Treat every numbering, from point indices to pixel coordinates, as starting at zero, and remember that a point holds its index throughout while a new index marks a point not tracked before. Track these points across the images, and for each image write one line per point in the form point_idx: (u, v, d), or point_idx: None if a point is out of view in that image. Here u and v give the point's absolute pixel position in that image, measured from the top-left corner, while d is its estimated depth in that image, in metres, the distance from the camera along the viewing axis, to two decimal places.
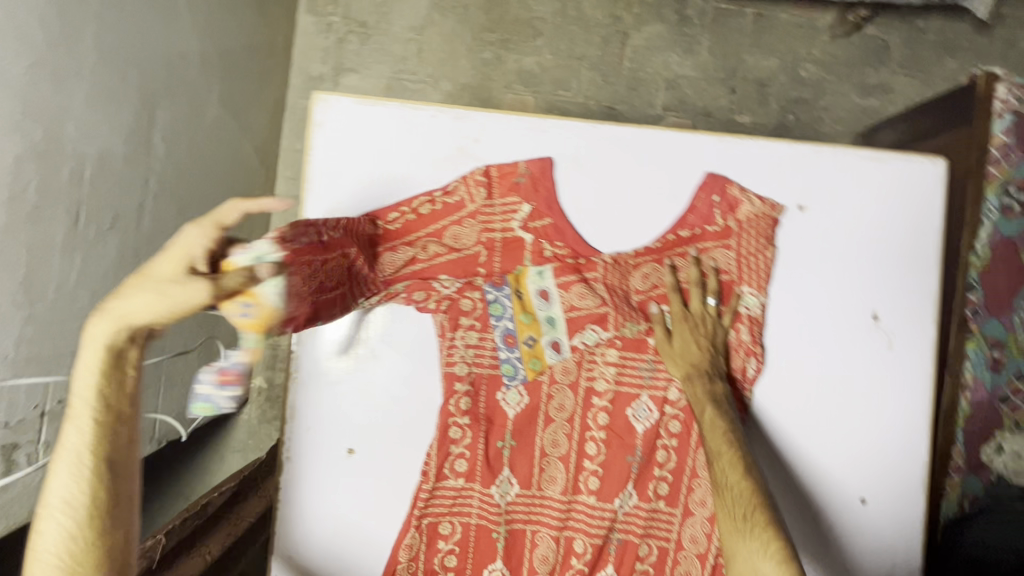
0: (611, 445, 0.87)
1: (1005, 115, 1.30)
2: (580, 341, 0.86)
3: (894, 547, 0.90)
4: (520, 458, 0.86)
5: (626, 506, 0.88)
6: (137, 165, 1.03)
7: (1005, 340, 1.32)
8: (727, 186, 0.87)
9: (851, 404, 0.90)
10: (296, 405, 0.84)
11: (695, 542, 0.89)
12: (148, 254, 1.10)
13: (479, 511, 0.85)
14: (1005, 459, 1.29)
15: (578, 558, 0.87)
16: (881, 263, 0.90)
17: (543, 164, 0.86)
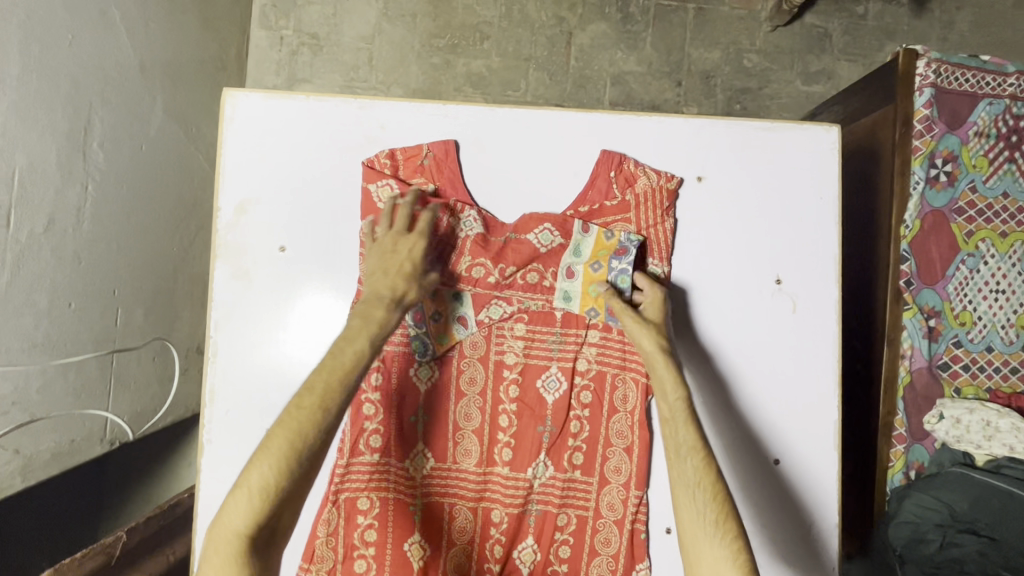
0: (522, 416, 0.94)
1: (925, 89, 1.34)
2: (486, 315, 0.92)
3: (809, 507, 0.92)
4: (435, 431, 0.94)
5: (542, 477, 0.94)
6: (72, 171, 1.08)
7: (941, 308, 1.35)
8: (622, 162, 0.92)
9: (758, 366, 0.92)
10: (213, 387, 0.88)
11: (612, 508, 0.94)
12: (91, 258, 1.15)
13: (395, 485, 0.92)
14: (946, 426, 1.28)
15: (496, 527, 0.94)
16: (784, 229, 0.93)
17: (445, 147, 0.90)
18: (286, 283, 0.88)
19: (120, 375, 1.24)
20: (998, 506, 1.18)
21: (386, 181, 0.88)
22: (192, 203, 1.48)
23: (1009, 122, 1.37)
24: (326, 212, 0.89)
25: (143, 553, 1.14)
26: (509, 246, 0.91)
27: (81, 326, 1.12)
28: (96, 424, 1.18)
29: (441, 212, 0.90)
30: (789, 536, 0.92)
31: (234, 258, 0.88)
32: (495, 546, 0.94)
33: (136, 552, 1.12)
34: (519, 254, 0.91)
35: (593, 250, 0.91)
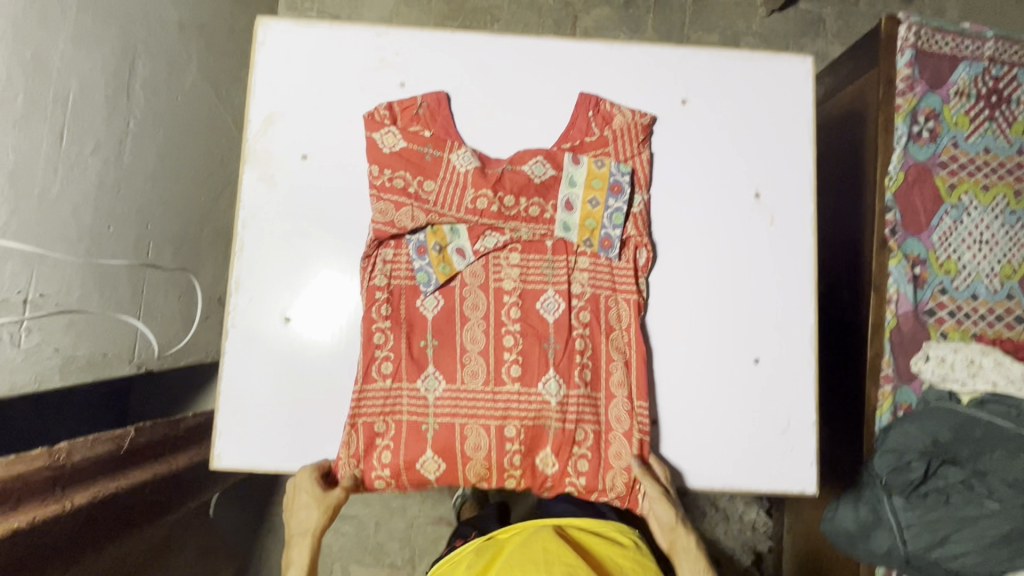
0: (526, 336, 0.98)
1: (906, 51, 1.42)
2: (482, 245, 0.99)
3: (789, 395, 0.97)
4: (442, 353, 0.98)
5: (556, 394, 0.96)
6: (117, 106, 1.19)
7: (926, 256, 1.40)
8: (599, 102, 1.01)
9: (745, 285, 0.99)
10: (238, 279, 0.96)
11: (619, 421, 0.97)
12: (129, 189, 1.25)
13: (410, 407, 0.96)
14: (932, 366, 1.33)
15: (511, 441, 0.95)
16: (762, 147, 1.01)
17: (438, 97, 1.00)
18: (304, 187, 0.97)
19: (150, 303, 1.34)
20: (980, 434, 1.24)
21: (388, 128, 0.97)
22: (218, 162, 1.60)
23: (988, 83, 1.44)
24: (340, 131, 0.99)
25: (140, 456, 1.21)
26: (506, 176, 0.98)
27: (118, 246, 1.22)
28: (126, 345, 1.27)
29: (440, 151, 0.98)
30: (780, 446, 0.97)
31: (261, 163, 0.97)
32: (513, 457, 0.96)
33: (139, 452, 1.20)
34: (516, 182, 0.98)
35: (588, 180, 0.98)
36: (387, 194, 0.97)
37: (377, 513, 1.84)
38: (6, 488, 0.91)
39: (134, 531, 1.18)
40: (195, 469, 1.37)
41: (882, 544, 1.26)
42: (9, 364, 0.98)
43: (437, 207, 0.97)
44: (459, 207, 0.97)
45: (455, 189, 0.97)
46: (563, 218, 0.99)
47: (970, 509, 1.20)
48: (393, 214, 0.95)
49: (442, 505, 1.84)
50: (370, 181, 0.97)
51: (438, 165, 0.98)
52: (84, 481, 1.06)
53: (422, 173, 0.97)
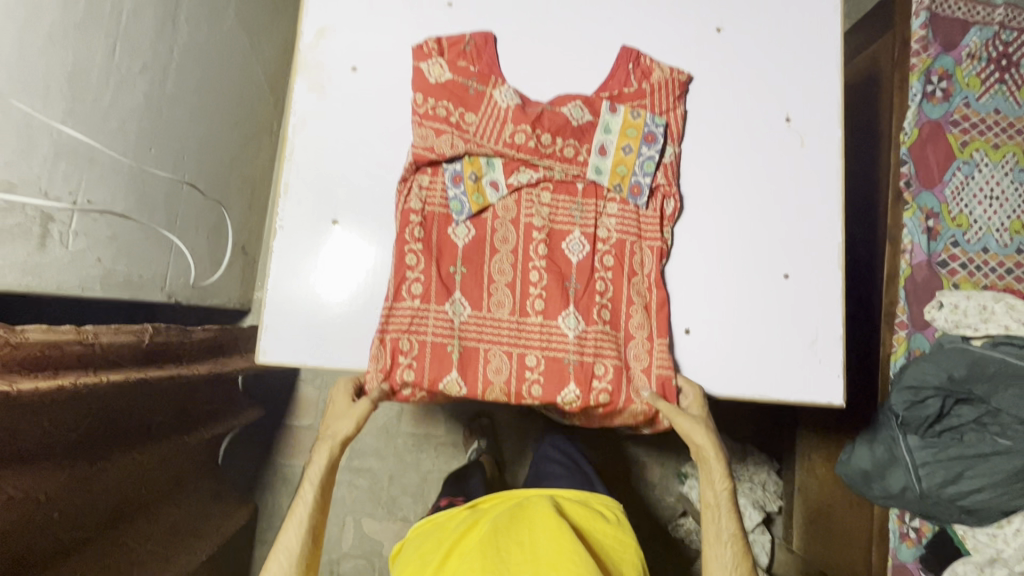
0: (551, 273, 1.00)
1: (920, 13, 1.47)
2: (516, 180, 1.01)
3: (816, 311, 1.01)
4: (470, 282, 1.00)
5: (574, 329, 0.98)
6: (163, 33, 1.22)
7: (939, 210, 1.45)
8: (639, 56, 1.04)
9: (766, 224, 1.03)
10: (287, 181, 0.99)
11: (638, 359, 1.00)
12: (170, 116, 1.28)
13: (434, 330, 0.96)
14: (945, 314, 1.36)
15: (532, 370, 0.97)
16: (793, 76, 1.05)
17: (485, 37, 1.03)
18: (354, 99, 1.01)
19: (182, 234, 1.37)
20: (994, 371, 1.25)
21: (436, 59, 0.99)
22: (247, 109, 1.63)
23: (998, 48, 1.50)
24: (387, 45, 1.02)
25: (157, 357, 1.19)
26: (545, 115, 0.99)
27: (159, 171, 1.25)
28: (159, 271, 1.30)
29: (483, 86, 1.00)
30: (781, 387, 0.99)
31: (312, 74, 1.01)
32: (533, 386, 0.97)
33: (158, 352, 1.18)
34: (554, 122, 0.99)
35: (623, 129, 1.01)
36: (429, 121, 0.98)
37: (391, 468, 1.84)
38: (41, 355, 0.91)
39: (154, 438, 1.21)
40: (207, 382, 1.39)
41: (898, 481, 1.29)
42: (57, 263, 1.00)
43: (476, 137, 0.99)
44: (498, 139, 0.99)
45: (494, 123, 0.99)
46: (594, 159, 1.02)
47: (982, 446, 1.24)
48: (434, 140, 0.98)
49: (457, 461, 1.84)
50: (414, 108, 0.99)
51: (480, 100, 1.00)
52: (113, 367, 1.06)
53: (463, 105, 0.99)
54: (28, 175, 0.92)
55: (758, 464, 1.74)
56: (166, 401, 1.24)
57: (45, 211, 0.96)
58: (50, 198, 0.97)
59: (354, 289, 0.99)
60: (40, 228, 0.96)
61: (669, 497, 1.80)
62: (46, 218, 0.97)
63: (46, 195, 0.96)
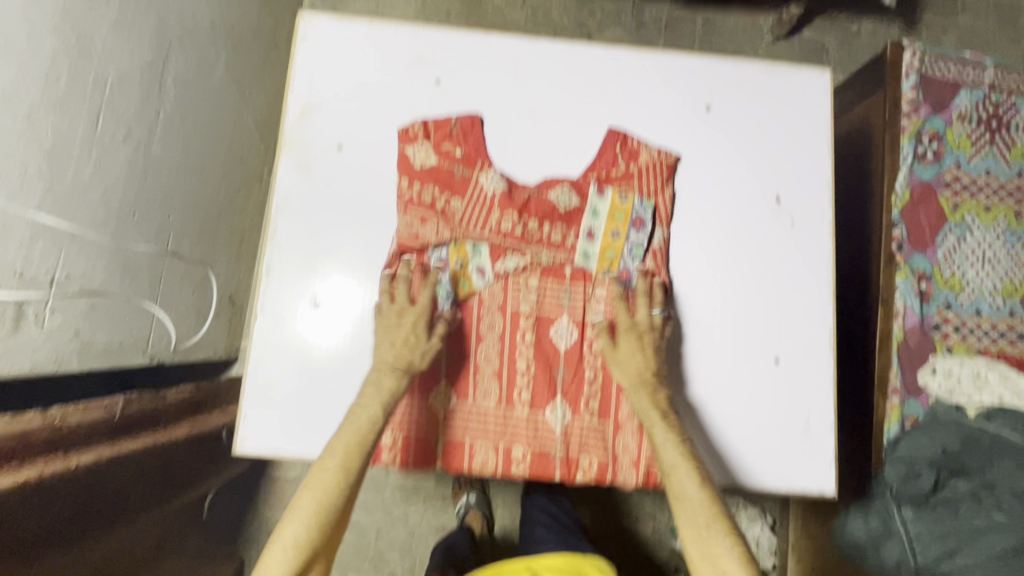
0: (538, 362, 1.03)
1: (910, 75, 1.48)
2: (502, 266, 1.02)
3: (808, 394, 1.00)
4: (455, 371, 1.02)
5: (562, 421, 1.02)
6: (150, 98, 1.21)
7: (931, 272, 1.44)
8: (626, 137, 1.04)
9: (760, 312, 1.01)
10: (271, 263, 0.97)
11: (626, 450, 1.03)
12: (156, 179, 1.26)
13: (419, 421, 1.01)
14: (939, 380, 1.38)
15: (518, 462, 1.01)
16: (779, 156, 1.05)
17: (472, 119, 1.02)
18: (338, 179, 0.99)
19: (167, 297, 1.35)
20: (988, 444, 1.25)
21: (422, 144, 1.00)
22: (236, 161, 1.62)
23: (988, 109, 1.50)
24: (372, 123, 1.01)
25: (132, 428, 1.16)
26: (532, 202, 1.01)
27: (142, 237, 1.23)
28: (141, 335, 1.27)
29: (469, 171, 1.01)
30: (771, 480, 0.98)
31: (298, 151, 0.99)
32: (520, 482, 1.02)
33: (130, 423, 1.15)
34: (541, 209, 1.01)
35: (611, 213, 1.02)
36: (414, 208, 0.98)
37: (379, 521, 1.81)
38: (13, 446, 0.87)
39: (133, 517, 1.18)
40: (188, 445, 1.35)
41: (892, 554, 1.22)
42: (31, 344, 0.97)
43: (462, 224, 1.00)
44: (483, 227, 1.00)
45: (480, 210, 1.00)
46: (581, 244, 1.02)
47: (977, 520, 1.15)
48: (418, 228, 0.98)
49: (446, 514, 1.81)
50: (399, 194, 0.99)
51: (466, 185, 1.01)
52: (85, 448, 1.03)
53: (449, 192, 1.00)
54: (4, 260, 0.89)
55: (752, 517, 1.74)
56: (146, 477, 1.20)
57: (20, 293, 0.94)
58: (25, 279, 0.94)
59: (335, 377, 0.96)
60: (15, 312, 0.93)
61: (662, 553, 1.77)
62: (22, 300, 0.94)
63: (21, 277, 0.94)
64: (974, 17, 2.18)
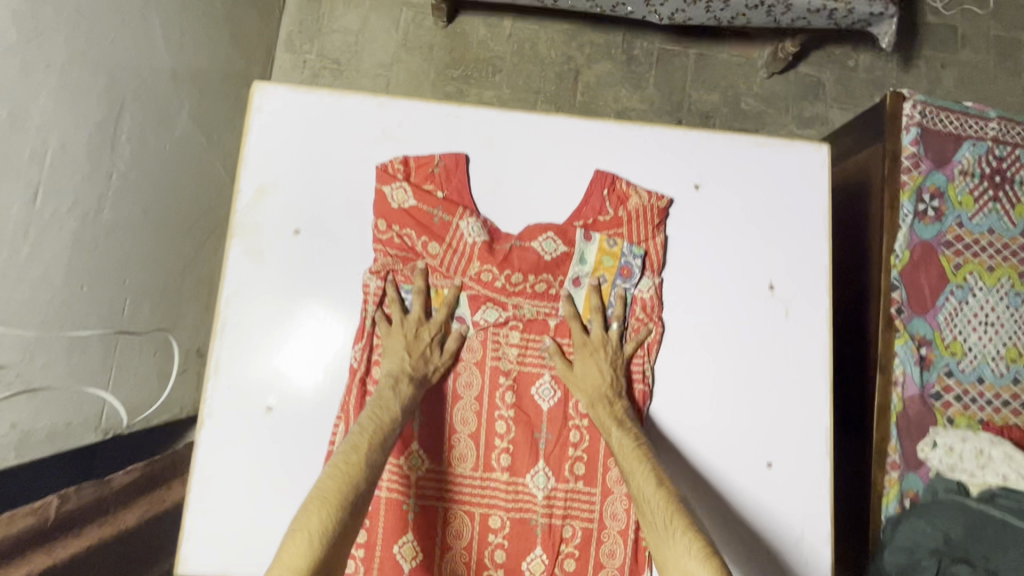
0: (518, 425, 1.05)
1: (911, 129, 1.41)
2: (482, 318, 1.04)
3: (797, 496, 1.01)
4: (427, 435, 1.05)
5: (543, 487, 1.04)
6: (100, 161, 1.13)
7: (931, 337, 1.37)
8: (615, 181, 1.05)
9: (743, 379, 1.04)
10: (219, 362, 0.97)
11: (615, 518, 1.04)
12: (108, 245, 1.19)
13: (390, 486, 1.04)
14: (939, 454, 1.30)
15: (496, 533, 1.05)
16: (773, 222, 1.06)
17: (457, 159, 1.04)
18: (298, 270, 1.00)
19: (124, 366, 1.26)
20: (992, 534, 1.18)
21: (401, 185, 1.02)
22: (205, 210, 1.52)
23: (992, 163, 1.43)
24: (339, 205, 1.02)
25: (73, 525, 1.12)
26: (513, 254, 1.03)
27: (92, 309, 1.15)
28: (94, 411, 1.18)
29: (450, 216, 1.03)
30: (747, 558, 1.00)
31: (250, 238, 1.00)
32: (496, 550, 1.05)
33: (69, 520, 1.11)
34: (525, 260, 1.03)
35: (599, 258, 1.05)
36: (391, 248, 1.01)
37: None
38: None
39: None
40: (151, 521, 1.31)
41: None
42: None
43: (443, 268, 1.03)
44: (463, 274, 1.03)
45: (460, 258, 1.03)
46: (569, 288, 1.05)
47: None
48: (398, 267, 1.02)
49: None
50: (376, 235, 1.01)
51: (446, 229, 1.03)
52: (13, 564, 0.99)
53: (428, 235, 1.03)
54: None
55: None
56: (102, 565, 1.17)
57: None
58: None
59: (287, 481, 0.95)
60: None
61: None
62: None
63: None
64: (974, 51, 2.12)
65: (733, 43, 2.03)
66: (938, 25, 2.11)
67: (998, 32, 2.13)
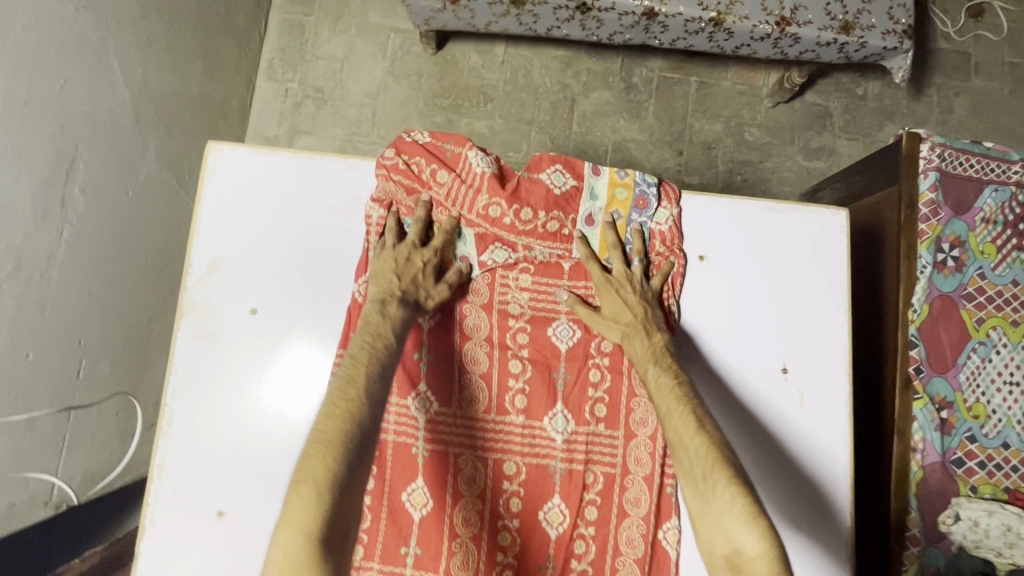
0: (535, 364, 0.96)
1: (929, 173, 1.31)
2: (490, 258, 0.96)
3: None
4: (437, 375, 0.95)
5: (562, 431, 0.95)
6: (47, 218, 1.04)
7: (953, 399, 1.27)
8: None
9: (770, 317, 0.99)
10: (162, 461, 0.88)
11: (640, 464, 0.94)
12: (59, 306, 1.09)
13: (396, 427, 0.92)
14: (963, 528, 1.21)
15: (511, 480, 0.94)
16: (788, 271, 1.01)
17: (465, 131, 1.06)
18: (253, 349, 0.92)
19: (77, 436, 1.16)
20: None
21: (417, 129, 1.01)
22: (176, 253, 1.42)
23: (1015, 210, 1.34)
24: (305, 277, 0.94)
25: None
26: (524, 185, 0.97)
27: (36, 378, 1.06)
28: (41, 487, 1.09)
29: (460, 147, 0.99)
30: (772, 489, 0.95)
31: (201, 319, 0.92)
32: (511, 499, 0.94)
33: None
34: (535, 192, 0.97)
35: (612, 191, 1.00)
36: (395, 175, 0.95)
37: None
38: None
39: None
40: None
41: None
42: None
43: (448, 202, 0.96)
44: (471, 209, 0.96)
45: (468, 190, 0.96)
46: (581, 224, 0.99)
47: None
48: (399, 198, 0.95)
49: None
50: (381, 160, 0.96)
51: (456, 160, 0.98)
52: None
53: (438, 164, 0.97)
54: None
55: None
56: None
57: None
58: None
59: None
60: None
61: None
62: None
63: None
64: (987, 78, 2.03)
65: (736, 70, 1.93)
66: (949, 51, 2.02)
67: (1012, 58, 2.04)
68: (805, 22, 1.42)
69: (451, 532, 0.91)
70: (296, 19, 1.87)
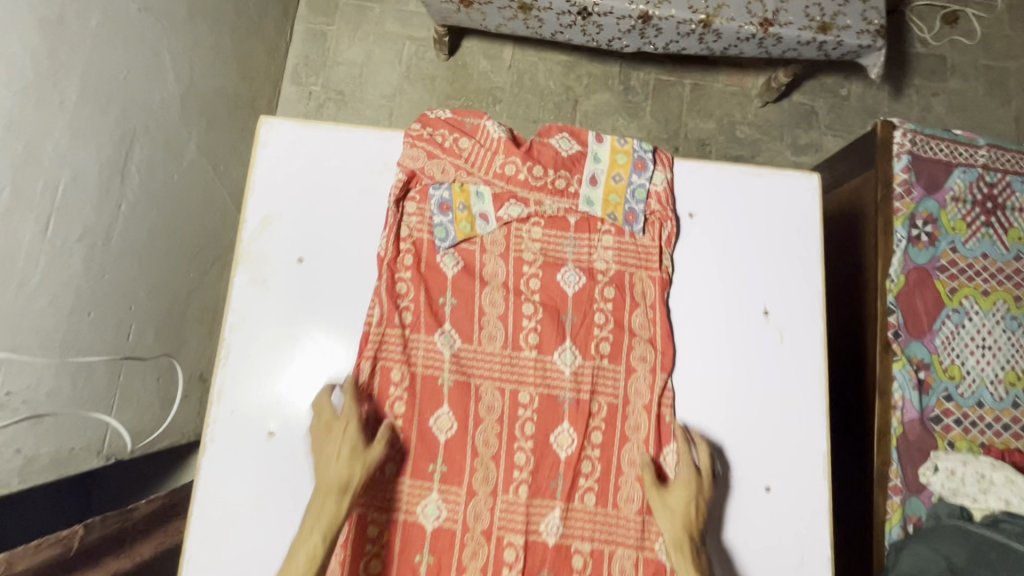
0: (545, 308, 1.08)
1: (902, 156, 1.43)
2: (506, 213, 1.09)
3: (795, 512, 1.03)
4: (460, 314, 1.07)
5: (570, 364, 1.06)
6: (109, 191, 1.17)
7: (930, 360, 1.38)
8: None
9: (756, 266, 1.11)
10: (220, 388, 1.00)
11: (639, 394, 1.06)
12: (115, 273, 1.21)
13: (426, 355, 1.04)
14: (941, 478, 1.29)
15: (525, 407, 1.05)
16: (770, 224, 1.13)
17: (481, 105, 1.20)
18: (298, 292, 1.04)
19: (127, 393, 1.27)
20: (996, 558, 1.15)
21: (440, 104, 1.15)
22: (213, 235, 1.55)
23: (982, 190, 1.46)
24: (344, 232, 1.06)
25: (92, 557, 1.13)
26: (535, 148, 1.12)
27: (95, 336, 1.17)
28: (98, 431, 1.19)
29: (479, 120, 1.14)
30: (760, 418, 1.06)
31: (253, 267, 1.04)
32: (525, 424, 1.04)
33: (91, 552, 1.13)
34: (545, 154, 1.11)
35: (613, 155, 1.12)
36: (420, 143, 1.09)
37: None
38: None
39: None
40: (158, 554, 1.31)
41: None
42: None
43: (468, 164, 1.10)
44: (489, 169, 1.09)
45: (487, 153, 1.10)
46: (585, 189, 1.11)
47: None
48: (424, 161, 1.08)
49: None
50: (408, 131, 1.09)
51: (476, 131, 1.13)
52: None
53: (460, 133, 1.11)
54: None
55: None
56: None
57: None
58: None
59: (288, 498, 0.97)
60: None
61: None
62: None
63: None
64: (963, 80, 2.17)
65: (726, 74, 2.08)
66: (926, 55, 2.16)
67: (986, 62, 2.18)
68: (786, 23, 1.56)
69: (473, 451, 1.03)
70: (319, 28, 2.02)
